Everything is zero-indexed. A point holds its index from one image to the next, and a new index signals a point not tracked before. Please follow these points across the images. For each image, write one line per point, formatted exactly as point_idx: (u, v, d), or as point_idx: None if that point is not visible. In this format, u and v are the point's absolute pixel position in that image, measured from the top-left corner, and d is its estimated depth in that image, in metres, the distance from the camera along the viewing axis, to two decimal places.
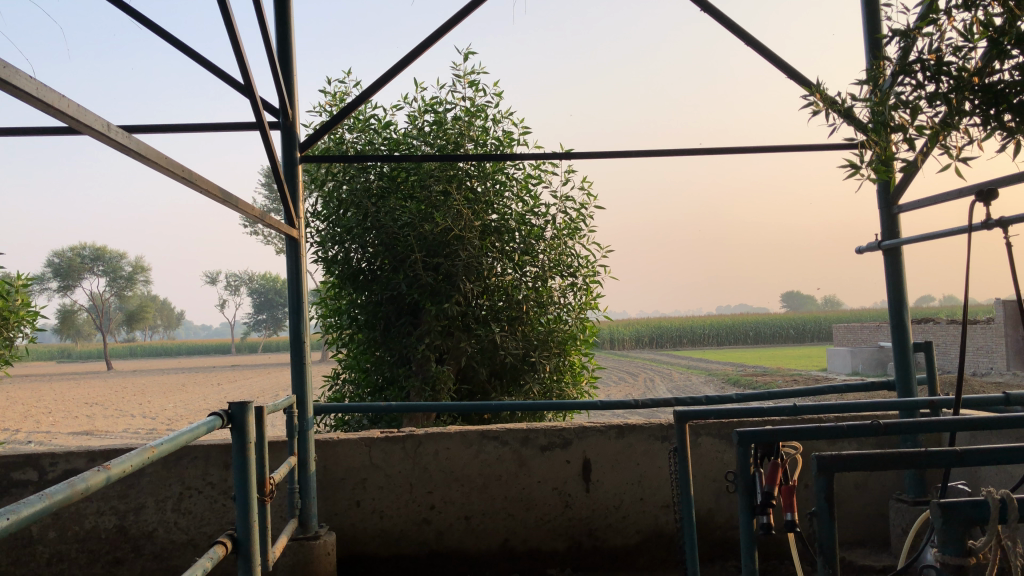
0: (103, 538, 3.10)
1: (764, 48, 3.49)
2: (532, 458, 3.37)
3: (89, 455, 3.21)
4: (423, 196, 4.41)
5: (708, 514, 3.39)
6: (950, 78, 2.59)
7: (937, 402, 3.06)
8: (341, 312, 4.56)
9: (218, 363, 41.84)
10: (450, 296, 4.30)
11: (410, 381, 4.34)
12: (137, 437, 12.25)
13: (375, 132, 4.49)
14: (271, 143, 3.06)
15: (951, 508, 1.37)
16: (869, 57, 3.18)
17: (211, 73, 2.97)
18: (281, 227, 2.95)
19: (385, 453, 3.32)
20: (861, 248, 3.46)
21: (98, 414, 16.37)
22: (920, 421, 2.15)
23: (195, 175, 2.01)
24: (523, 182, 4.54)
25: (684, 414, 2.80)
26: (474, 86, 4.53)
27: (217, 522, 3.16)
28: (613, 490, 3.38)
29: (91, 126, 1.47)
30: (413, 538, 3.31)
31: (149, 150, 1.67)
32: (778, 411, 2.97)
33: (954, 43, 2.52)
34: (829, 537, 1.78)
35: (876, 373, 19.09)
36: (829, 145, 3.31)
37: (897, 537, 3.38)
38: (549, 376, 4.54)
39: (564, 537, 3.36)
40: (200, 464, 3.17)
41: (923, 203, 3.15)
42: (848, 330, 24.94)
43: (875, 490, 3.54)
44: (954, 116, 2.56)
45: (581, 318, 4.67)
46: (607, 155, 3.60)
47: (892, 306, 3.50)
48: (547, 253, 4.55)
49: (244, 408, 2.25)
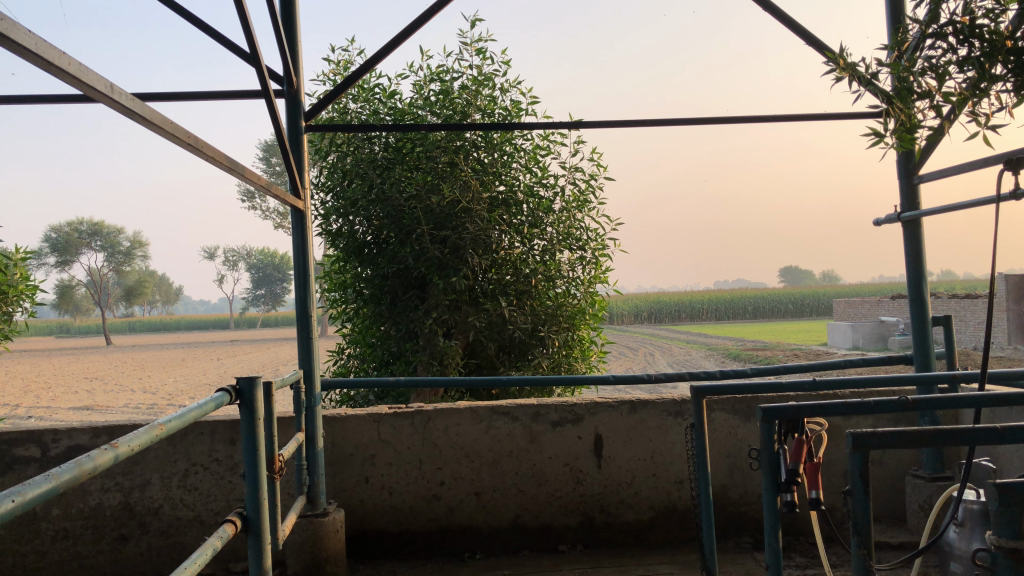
0: (108, 515, 3.04)
1: (782, 13, 3.38)
2: (543, 434, 3.31)
3: (93, 432, 3.15)
4: (429, 167, 4.33)
5: (722, 490, 3.34)
6: (982, 41, 2.45)
7: (959, 376, 2.97)
8: (345, 286, 4.47)
9: (218, 338, 41.82)
10: (458, 270, 4.20)
11: (418, 356, 4.28)
12: (139, 412, 12.18)
13: (380, 101, 4.39)
14: (276, 112, 2.97)
15: (1009, 488, 1.31)
16: (893, 22, 3.08)
17: (214, 40, 2.87)
18: (288, 198, 2.87)
19: (394, 428, 3.26)
20: (879, 219, 3.37)
21: (95, 389, 16.33)
22: (951, 397, 2.04)
23: (201, 142, 1.92)
24: (532, 153, 4.45)
25: (701, 388, 2.73)
26: (481, 54, 4.41)
27: (224, 499, 3.11)
28: (626, 466, 3.33)
29: (94, 87, 1.39)
30: (423, 514, 3.26)
31: (155, 114, 1.59)
32: (798, 386, 2.88)
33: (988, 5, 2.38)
34: (863, 518, 1.67)
35: (876, 347, 19.03)
36: (849, 114, 3.22)
37: (914, 513, 3.31)
38: (558, 351, 4.47)
39: (576, 513, 3.30)
40: (206, 440, 3.10)
41: (947, 172, 3.07)
42: (846, 304, 24.88)
43: (889, 467, 3.49)
44: (985, 82, 2.45)
45: (591, 293, 4.59)
46: (620, 125, 3.50)
47: (910, 279, 3.42)
48: (555, 226, 4.47)
49: (254, 383, 2.18)
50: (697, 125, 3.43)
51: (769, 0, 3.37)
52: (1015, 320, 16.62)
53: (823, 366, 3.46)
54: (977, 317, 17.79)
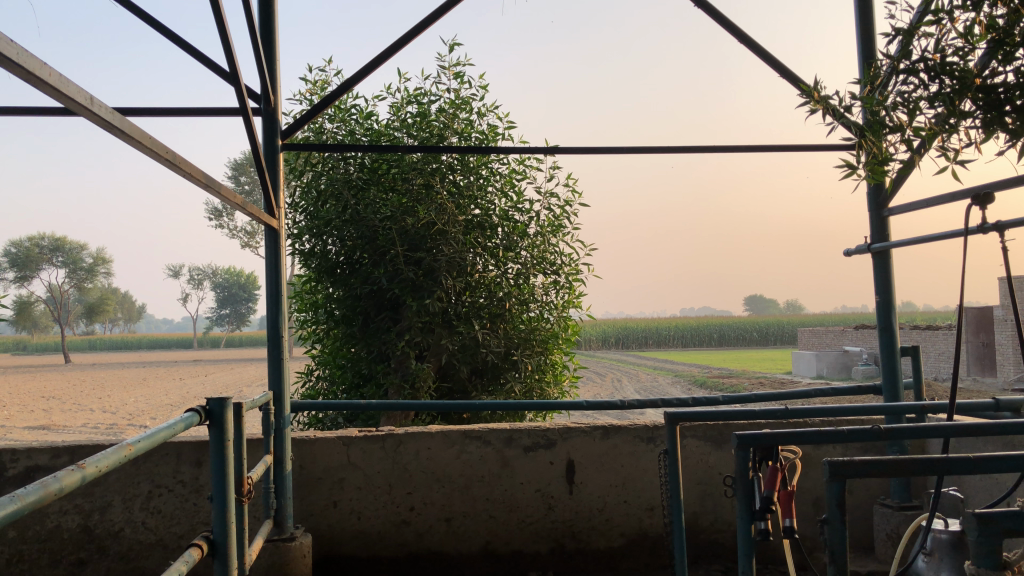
0: (66, 538, 2.96)
1: (757, 47, 3.44)
2: (516, 459, 3.28)
3: (52, 452, 3.06)
4: (404, 190, 4.33)
5: (693, 518, 3.33)
6: (952, 77, 2.21)
7: (928, 407, 2.99)
8: (317, 307, 4.42)
9: (180, 358, 41.17)
10: (432, 292, 4.19)
11: (389, 379, 4.24)
12: (96, 433, 11.90)
13: (357, 122, 4.38)
14: (253, 130, 2.95)
15: (988, 520, 1.33)
16: (864, 59, 3.14)
17: (192, 56, 2.85)
18: (262, 217, 2.84)
19: (364, 452, 3.22)
20: (849, 250, 3.42)
21: (51, 408, 15.97)
22: (923, 425, 1.98)
23: (179, 157, 1.90)
24: (508, 177, 4.46)
25: (675, 415, 2.73)
26: (458, 77, 4.43)
27: (188, 522, 3.03)
28: (598, 492, 3.31)
29: (74, 98, 1.37)
30: (393, 540, 3.21)
31: (134, 128, 1.58)
32: (771, 414, 2.89)
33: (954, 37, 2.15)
34: (840, 546, 1.63)
35: (841, 377, 19.26)
36: (823, 146, 3.28)
37: (882, 543, 3.33)
38: (531, 374, 4.45)
39: (547, 540, 3.27)
40: (171, 461, 3.04)
41: (916, 205, 3.12)
42: (810, 333, 25.19)
43: (857, 495, 3.52)
44: (953, 118, 2.20)
45: (564, 317, 4.59)
46: (597, 151, 3.53)
47: (880, 309, 3.46)
48: (530, 250, 4.47)
49: (224, 404, 2.13)
50: (673, 154, 3.47)
51: (746, 34, 3.42)
52: (974, 351, 16.94)
53: (793, 394, 3.48)
54: (938, 348, 18.10)
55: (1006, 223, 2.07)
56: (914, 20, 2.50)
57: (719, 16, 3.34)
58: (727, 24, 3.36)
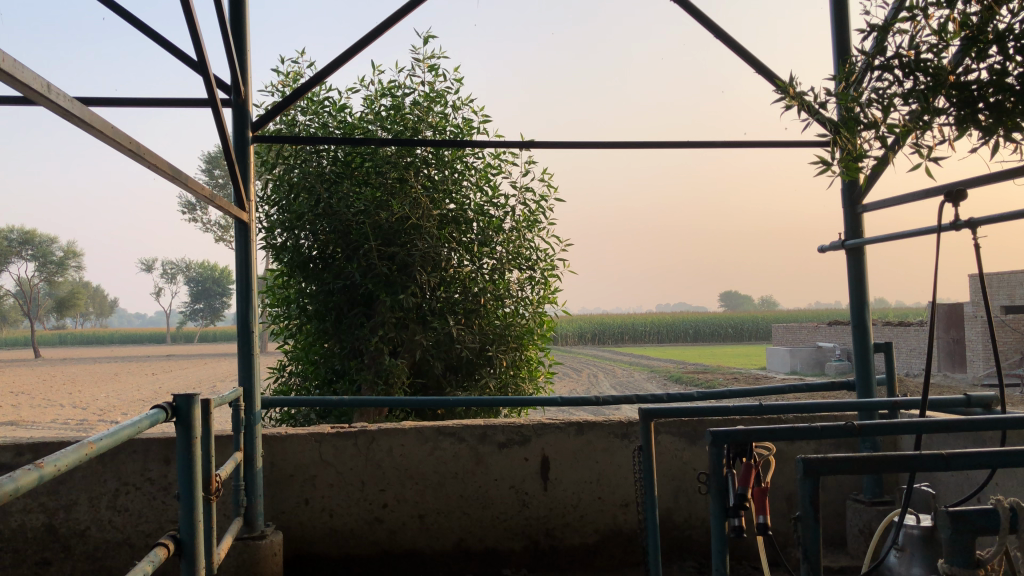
0: (31, 538, 2.90)
1: (734, 43, 3.43)
2: (490, 456, 3.25)
3: (17, 449, 3.02)
4: (378, 183, 4.28)
5: (667, 514, 3.33)
6: (926, 74, 2.19)
7: (901, 403, 3.00)
8: (289, 302, 4.35)
9: (152, 352, 40.72)
10: (405, 287, 4.17)
11: (362, 375, 4.19)
12: (66, 429, 11.75)
13: (330, 115, 4.33)
14: (222, 122, 2.89)
15: (961, 517, 1.32)
16: (838, 56, 3.14)
17: (160, 46, 2.78)
18: (232, 210, 2.78)
19: (336, 449, 3.17)
20: (823, 247, 3.42)
21: (20, 403, 15.73)
22: (896, 421, 1.98)
23: (144, 148, 1.85)
24: (483, 172, 4.42)
25: (649, 411, 2.71)
26: (433, 70, 4.38)
27: (155, 521, 2.97)
28: (572, 489, 3.29)
29: (31, 85, 1.32)
30: (365, 537, 3.17)
31: (94, 117, 1.53)
32: (745, 410, 2.88)
33: (929, 34, 2.14)
34: (814, 547, 1.60)
35: (814, 372, 19.43)
36: (798, 143, 3.28)
37: (854, 538, 3.34)
38: (506, 370, 4.44)
39: (521, 537, 3.25)
40: (138, 459, 2.98)
41: (890, 202, 3.13)
42: (784, 329, 25.40)
43: (830, 491, 3.53)
44: (927, 115, 2.18)
45: (539, 313, 4.56)
46: (572, 146, 3.50)
47: (853, 306, 3.47)
48: (505, 245, 4.44)
49: (191, 400, 2.09)
50: (649, 149, 3.45)
51: (722, 29, 3.41)
52: (945, 348, 17.16)
53: (767, 391, 3.48)
54: (910, 344, 18.29)
55: (978, 221, 2.07)
56: (889, 18, 2.49)
57: (695, 11, 3.33)
58: (703, 19, 3.34)
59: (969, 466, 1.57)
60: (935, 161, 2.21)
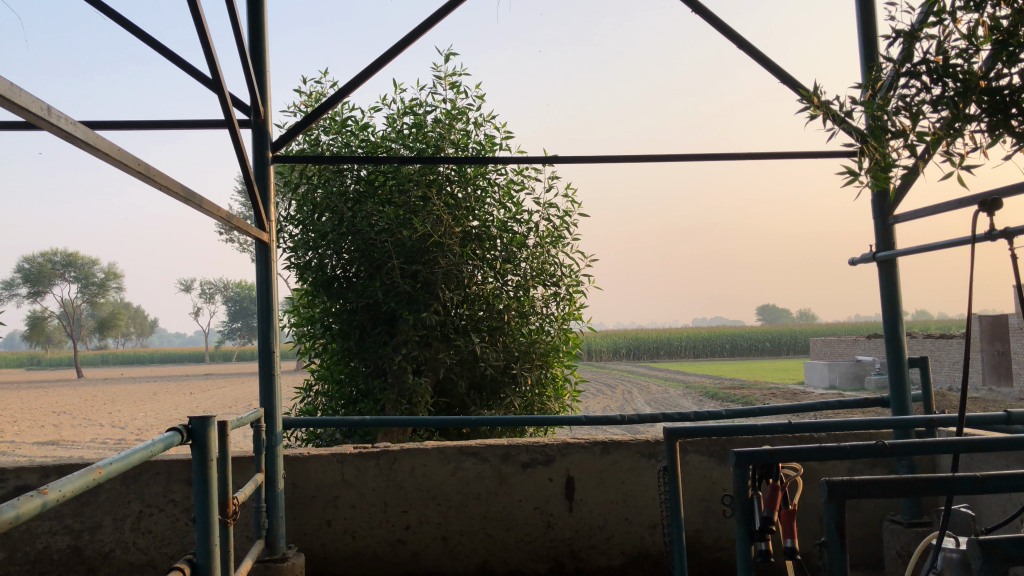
0: (56, 559, 2.91)
1: (757, 53, 3.36)
2: (513, 476, 3.19)
3: (42, 471, 3.04)
4: (401, 201, 4.26)
5: (696, 535, 3.23)
6: (955, 80, 2.11)
7: (938, 420, 2.88)
8: (314, 321, 4.34)
9: (189, 371, 41.28)
10: (428, 305, 4.15)
11: (386, 394, 4.16)
12: (103, 449, 11.94)
13: (352, 134, 4.33)
14: (240, 143, 2.89)
15: (992, 546, 1.24)
16: (865, 64, 3.06)
17: (178, 68, 2.80)
18: (250, 231, 2.77)
19: (358, 469, 3.14)
20: (854, 259, 3.32)
21: (60, 423, 15.99)
22: (928, 440, 1.88)
23: (153, 170, 1.84)
24: (506, 188, 4.39)
25: (672, 430, 2.63)
26: (455, 87, 4.37)
27: (178, 542, 2.96)
28: (598, 510, 3.21)
29: (30, 109, 1.31)
30: (387, 559, 3.13)
31: (99, 139, 1.52)
32: (773, 428, 2.79)
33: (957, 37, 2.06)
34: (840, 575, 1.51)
35: (854, 388, 19.04)
36: (824, 154, 3.20)
37: (891, 561, 3.21)
38: (531, 389, 4.37)
39: (546, 558, 3.18)
40: (161, 481, 2.97)
41: (922, 212, 3.03)
42: (822, 344, 24.99)
43: (866, 512, 3.40)
44: (958, 122, 2.09)
45: (564, 329, 4.50)
46: (594, 160, 3.45)
47: (886, 319, 3.36)
48: (530, 262, 4.40)
49: (205, 423, 2.06)
50: (671, 161, 3.39)
51: (745, 39, 3.35)
52: (990, 361, 16.72)
53: (797, 408, 3.38)
54: (953, 358, 17.88)
55: (1013, 230, 1.97)
56: (916, 23, 2.42)
57: (718, 21, 3.27)
58: (725, 29, 3.29)
59: (1006, 489, 1.48)
60: (967, 170, 2.12)
